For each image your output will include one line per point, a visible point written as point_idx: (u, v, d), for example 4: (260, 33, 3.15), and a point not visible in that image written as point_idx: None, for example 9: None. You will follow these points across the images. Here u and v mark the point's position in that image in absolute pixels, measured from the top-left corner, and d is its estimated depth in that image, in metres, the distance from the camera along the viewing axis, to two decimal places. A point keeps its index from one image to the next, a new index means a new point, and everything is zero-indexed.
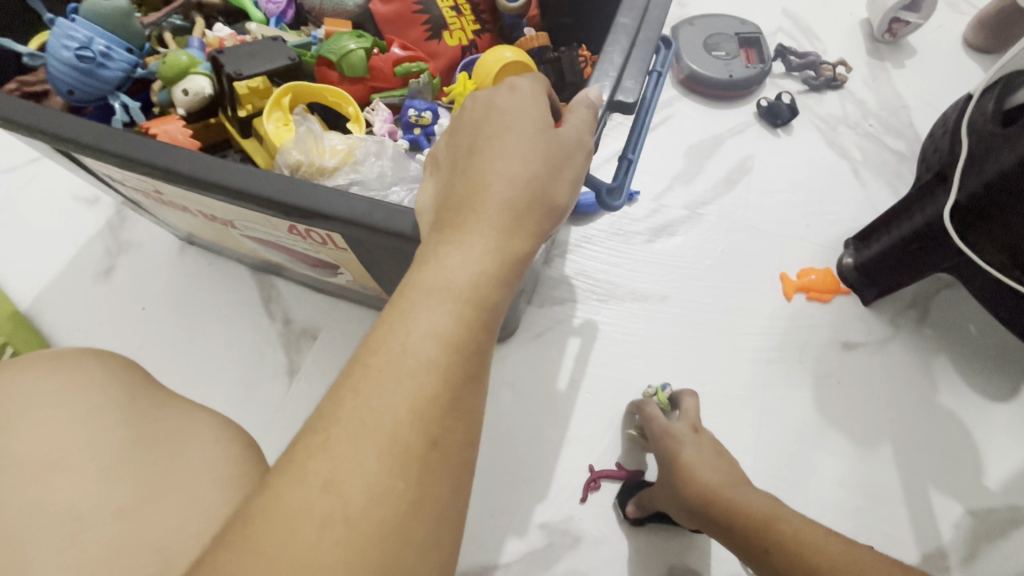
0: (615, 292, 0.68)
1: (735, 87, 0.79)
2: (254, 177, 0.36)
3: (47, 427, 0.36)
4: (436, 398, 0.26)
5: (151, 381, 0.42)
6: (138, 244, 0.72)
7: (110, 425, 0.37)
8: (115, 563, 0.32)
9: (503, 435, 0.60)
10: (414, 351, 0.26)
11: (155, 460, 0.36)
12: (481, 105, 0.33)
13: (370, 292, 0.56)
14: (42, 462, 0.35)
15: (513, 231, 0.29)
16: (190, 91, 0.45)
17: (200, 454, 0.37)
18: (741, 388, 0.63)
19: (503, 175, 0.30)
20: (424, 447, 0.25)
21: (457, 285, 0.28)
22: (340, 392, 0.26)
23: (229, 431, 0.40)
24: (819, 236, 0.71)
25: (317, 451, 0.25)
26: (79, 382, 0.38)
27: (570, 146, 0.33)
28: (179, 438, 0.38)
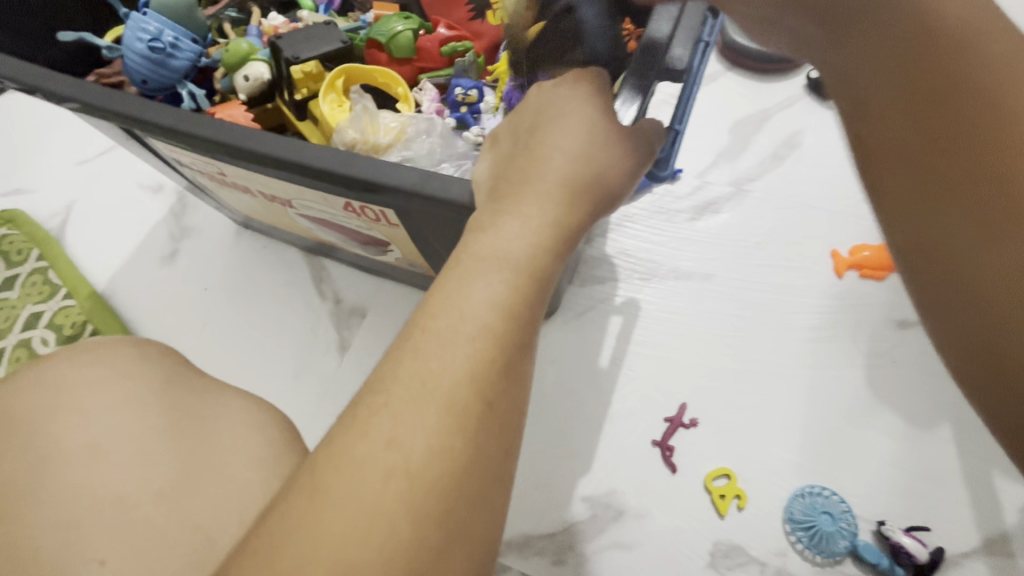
0: (658, 270, 0.67)
1: (784, 59, 0.76)
2: (312, 153, 0.37)
3: (91, 416, 0.38)
4: (493, 362, 0.27)
5: (187, 368, 0.44)
6: (199, 228, 0.76)
7: (147, 413, 0.38)
8: (159, 543, 0.34)
9: (546, 410, 0.61)
10: (471, 317, 0.27)
11: (193, 442, 0.38)
12: (543, 84, 0.34)
13: (418, 269, 0.58)
14: (83, 448, 0.37)
15: (570, 206, 0.30)
16: (251, 76, 0.48)
17: (235, 439, 0.39)
18: (788, 366, 0.61)
19: (561, 152, 0.31)
20: (480, 408, 0.26)
21: (515, 252, 0.28)
22: (401, 351, 0.27)
23: (262, 411, 0.42)
24: (873, 212, 0.69)
25: (380, 405, 0.26)
26: (120, 373, 0.40)
27: (626, 128, 0.33)
28: (215, 423, 0.40)
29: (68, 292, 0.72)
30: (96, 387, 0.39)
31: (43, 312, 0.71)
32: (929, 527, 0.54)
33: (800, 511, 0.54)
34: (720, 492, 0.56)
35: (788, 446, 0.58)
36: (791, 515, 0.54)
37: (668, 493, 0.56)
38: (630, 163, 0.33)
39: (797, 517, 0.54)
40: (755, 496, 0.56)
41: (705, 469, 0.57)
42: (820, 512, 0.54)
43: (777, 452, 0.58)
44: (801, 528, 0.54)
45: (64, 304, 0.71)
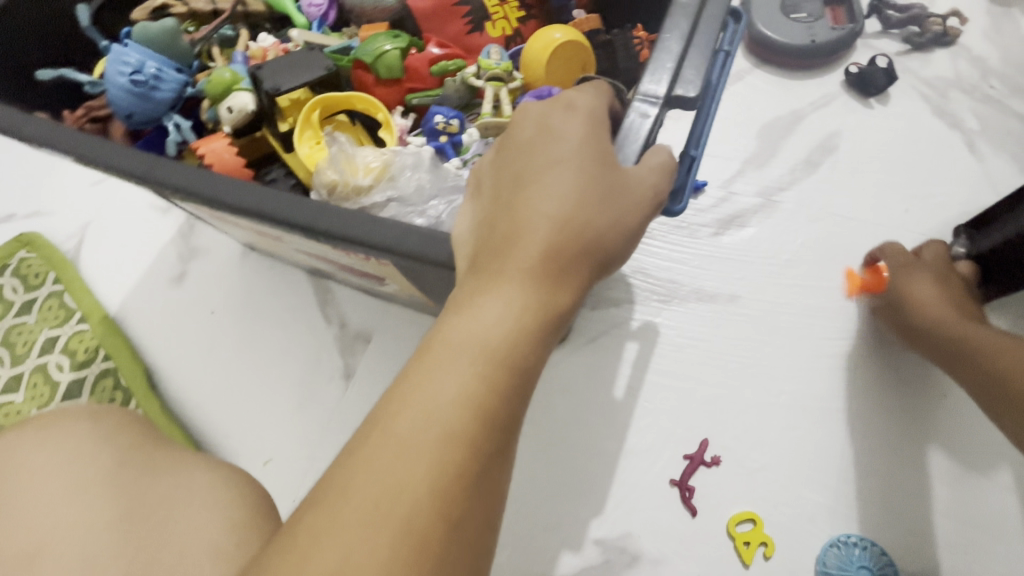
0: (678, 292, 0.62)
1: (820, 53, 0.69)
2: (284, 205, 0.35)
3: (51, 505, 0.41)
4: (461, 468, 0.24)
5: (143, 450, 0.45)
6: (206, 249, 0.75)
7: (107, 500, 0.41)
8: None
9: (556, 444, 0.57)
10: (437, 416, 0.24)
11: (145, 534, 0.40)
12: (531, 125, 0.30)
13: (418, 300, 0.55)
14: (42, 541, 0.40)
15: (554, 282, 0.27)
16: (234, 108, 0.45)
17: (193, 519, 0.40)
18: (822, 398, 0.56)
19: (546, 216, 0.27)
20: (446, 521, 0.23)
21: (491, 338, 0.26)
22: (361, 450, 0.25)
23: (220, 490, 0.43)
24: (921, 225, 0.62)
25: (333, 515, 0.23)
26: (73, 462, 0.43)
27: (625, 180, 0.29)
28: (173, 505, 0.41)
29: (82, 317, 0.72)
30: (56, 478, 0.42)
31: (58, 336, 0.71)
32: None
33: (835, 564, 0.50)
34: (744, 539, 0.52)
35: (821, 488, 0.53)
36: (823, 567, 0.50)
37: (688, 539, 0.52)
38: (632, 225, 0.29)
39: (831, 569, 0.50)
40: (783, 544, 0.51)
41: (728, 512, 0.53)
42: (857, 566, 0.49)
43: (809, 495, 0.53)
44: None
45: (77, 328, 0.71)
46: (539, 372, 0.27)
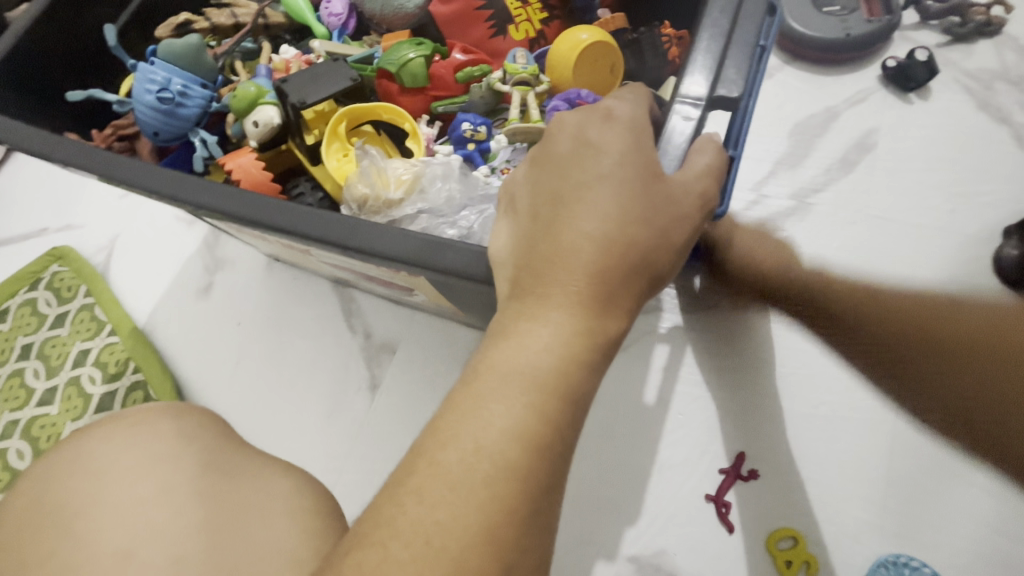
0: (711, 298, 0.60)
1: (856, 47, 0.66)
2: (316, 224, 0.34)
3: (127, 513, 0.39)
4: (509, 504, 0.23)
5: (220, 455, 0.43)
6: (232, 260, 0.76)
7: (188, 510, 0.39)
8: None
9: (587, 456, 0.56)
10: (486, 448, 0.23)
11: (226, 545, 0.37)
12: (571, 136, 0.28)
13: (446, 311, 0.54)
14: (121, 550, 0.37)
15: (602, 304, 0.25)
16: (260, 122, 0.44)
17: (269, 536, 0.38)
18: (865, 408, 0.54)
19: (592, 237, 0.25)
20: (493, 560, 0.22)
21: (537, 364, 0.25)
22: (403, 484, 0.24)
23: (296, 500, 0.41)
24: (967, 226, 0.59)
25: (377, 551, 0.23)
26: (149, 467, 0.40)
27: (674, 196, 0.27)
28: (250, 520, 0.39)
29: (113, 329, 0.73)
30: (132, 483, 0.40)
31: (91, 349, 0.72)
32: None
33: None
34: (786, 557, 0.50)
35: (864, 502, 0.51)
36: None
37: (725, 556, 0.51)
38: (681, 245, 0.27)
39: None
40: (827, 562, 0.49)
41: (768, 529, 0.51)
42: None
43: (853, 511, 0.51)
44: None
45: (108, 341, 0.72)
46: (588, 400, 0.26)
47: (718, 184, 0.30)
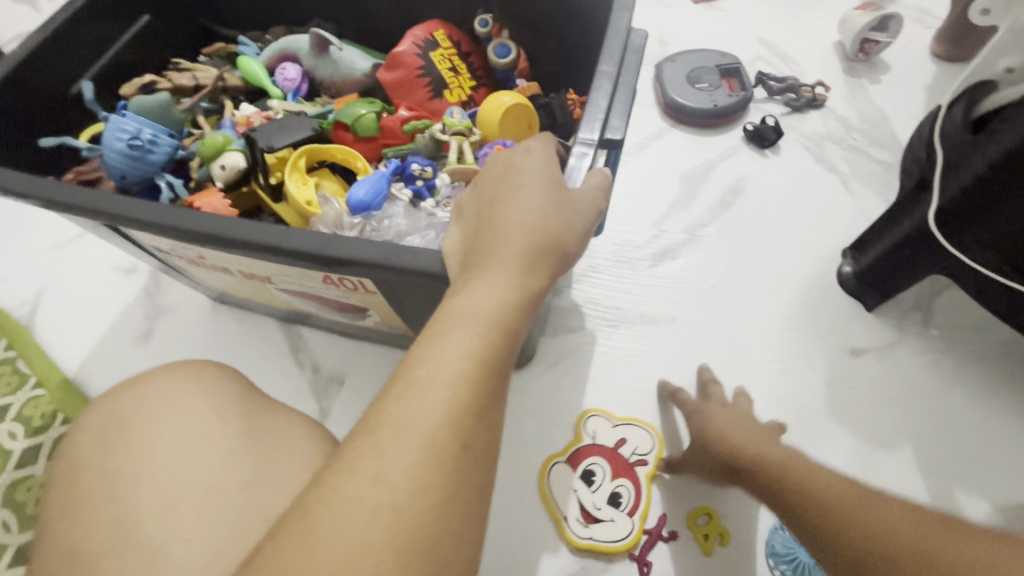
0: (625, 316, 0.70)
1: (722, 114, 0.83)
2: (291, 236, 0.40)
3: (180, 419, 0.44)
4: (470, 407, 0.29)
5: (254, 390, 0.49)
6: (174, 306, 0.77)
7: (228, 419, 0.45)
8: (234, 526, 0.40)
9: (528, 461, 0.62)
10: (450, 364, 0.30)
11: (264, 450, 0.44)
12: (501, 164, 0.37)
13: (396, 330, 0.59)
14: (178, 447, 0.43)
15: (531, 269, 0.33)
16: (227, 165, 0.50)
17: (292, 442, 0.46)
18: (756, 399, 0.64)
19: (519, 226, 0.34)
20: (457, 444, 0.29)
21: (485, 306, 0.32)
22: (385, 400, 0.30)
23: (313, 430, 0.47)
24: (817, 248, 0.73)
25: (370, 443, 0.28)
26: (201, 386, 0.47)
27: (578, 199, 0.36)
28: (276, 432, 0.46)
29: (39, 381, 0.71)
30: (186, 396, 0.46)
31: (12, 403, 0.70)
32: None
33: (781, 544, 0.56)
34: (705, 532, 0.57)
35: None
36: (773, 549, 0.56)
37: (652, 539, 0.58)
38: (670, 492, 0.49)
39: (779, 550, 0.56)
40: (737, 533, 0.57)
41: (686, 509, 0.59)
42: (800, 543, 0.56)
43: None
44: (783, 561, 0.55)
45: (33, 393, 0.70)
46: (522, 337, 0.33)
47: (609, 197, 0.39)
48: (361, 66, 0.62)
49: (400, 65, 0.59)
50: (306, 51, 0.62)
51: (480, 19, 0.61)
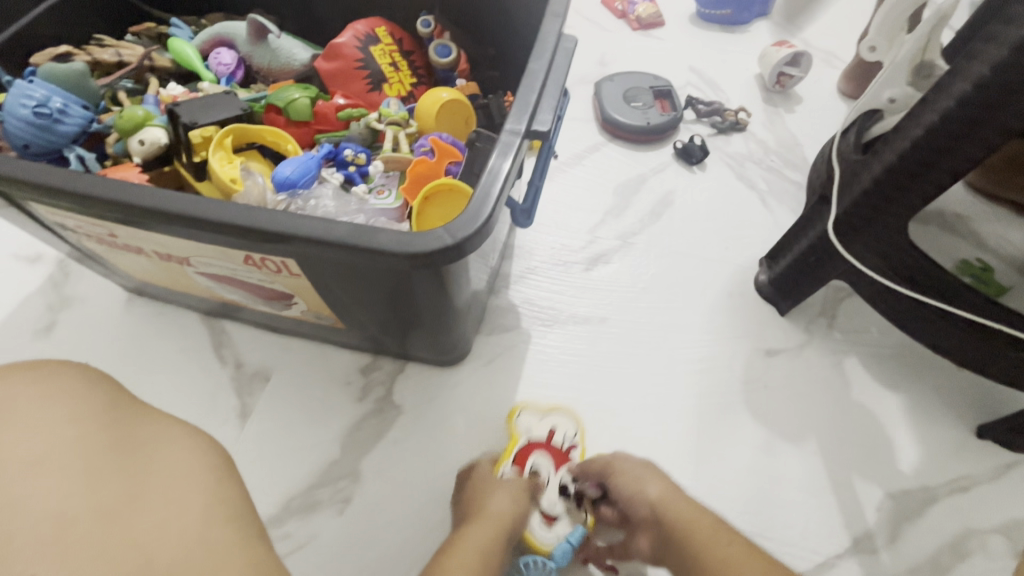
0: (559, 317, 0.72)
1: (655, 131, 0.87)
2: (213, 206, 0.40)
3: (26, 428, 0.36)
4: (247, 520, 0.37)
5: (127, 401, 0.44)
6: (83, 297, 0.71)
7: (83, 434, 0.37)
8: (92, 560, 0.31)
9: (458, 457, 0.62)
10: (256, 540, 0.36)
11: (137, 462, 0.37)
12: None
13: (325, 321, 0.58)
14: (22, 461, 0.34)
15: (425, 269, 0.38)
16: (145, 141, 0.48)
17: (182, 461, 0.40)
18: (678, 396, 0.67)
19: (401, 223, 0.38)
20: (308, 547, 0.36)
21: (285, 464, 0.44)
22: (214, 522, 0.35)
23: (206, 441, 0.43)
24: (737, 257, 0.79)
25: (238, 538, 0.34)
26: (61, 393, 0.40)
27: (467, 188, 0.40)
28: (154, 449, 0.40)
29: None
30: (38, 403, 0.38)
31: None
32: (807, 533, 0.60)
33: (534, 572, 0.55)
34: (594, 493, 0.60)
35: (680, 470, 0.62)
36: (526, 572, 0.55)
37: None
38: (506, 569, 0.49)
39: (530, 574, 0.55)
40: None
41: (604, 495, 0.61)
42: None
43: (674, 479, 0.62)
44: None
45: None
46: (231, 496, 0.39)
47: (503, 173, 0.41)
48: (301, 57, 0.62)
49: (340, 56, 0.59)
50: (242, 37, 0.61)
51: (423, 19, 0.62)
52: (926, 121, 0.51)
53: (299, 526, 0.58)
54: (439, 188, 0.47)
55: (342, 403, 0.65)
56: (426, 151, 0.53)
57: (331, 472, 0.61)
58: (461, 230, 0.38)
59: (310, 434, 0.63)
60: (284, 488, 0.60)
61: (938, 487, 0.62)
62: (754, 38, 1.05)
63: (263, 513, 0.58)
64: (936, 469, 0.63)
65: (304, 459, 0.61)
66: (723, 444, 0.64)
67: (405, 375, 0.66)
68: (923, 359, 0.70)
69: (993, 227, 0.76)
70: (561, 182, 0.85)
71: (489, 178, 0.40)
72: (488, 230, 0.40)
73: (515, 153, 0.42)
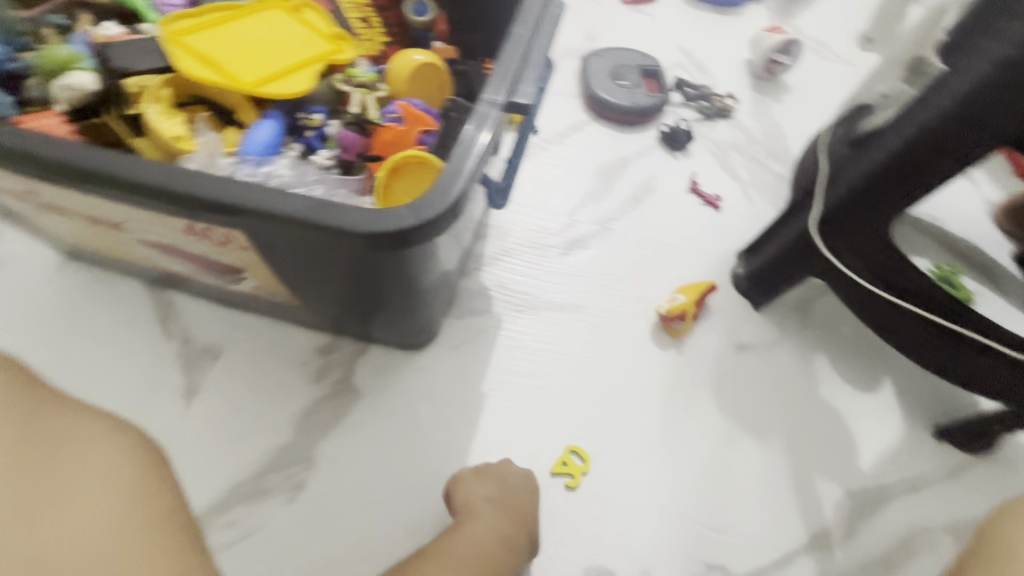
0: (532, 302, 0.69)
1: (640, 113, 0.84)
2: (148, 168, 0.36)
3: None
4: None
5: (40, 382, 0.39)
6: (8, 258, 0.65)
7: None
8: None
9: (420, 444, 0.60)
10: None
11: (45, 463, 0.34)
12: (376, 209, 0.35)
13: (278, 298, 0.54)
14: None
15: (505, 511, 0.53)
16: (72, 86, 0.41)
17: (98, 462, 0.35)
18: (648, 388, 0.66)
19: (516, 476, 0.57)
20: None
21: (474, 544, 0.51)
22: None
23: (131, 435, 0.38)
24: (716, 249, 0.77)
25: None
26: None
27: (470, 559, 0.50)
28: (73, 445, 0.35)
29: None
30: None
31: None
32: (767, 529, 0.60)
33: None
34: (564, 459, 0.61)
35: (645, 464, 0.61)
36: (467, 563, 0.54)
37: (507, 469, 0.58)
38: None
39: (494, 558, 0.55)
40: (620, 517, 0.58)
41: (563, 480, 0.60)
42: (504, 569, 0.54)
43: (639, 473, 0.61)
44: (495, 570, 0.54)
45: None
46: None
47: (475, 155, 0.37)
48: None
49: None
50: None
51: None
52: (921, 120, 0.49)
53: (245, 514, 0.55)
54: (406, 160, 0.43)
55: (296, 385, 0.61)
56: (394, 117, 0.48)
57: (284, 457, 0.57)
58: (429, 209, 0.35)
59: (261, 417, 0.59)
60: (231, 473, 0.56)
61: (895, 486, 0.63)
62: (745, 22, 1.01)
63: (207, 499, 0.55)
64: (895, 467, 0.64)
65: (253, 443, 0.58)
66: (690, 439, 0.63)
67: (366, 357, 0.63)
68: (888, 358, 0.71)
69: (963, 233, 0.77)
70: (541, 160, 0.81)
71: (462, 155, 0.37)
72: (461, 208, 0.36)
73: (492, 129, 0.38)
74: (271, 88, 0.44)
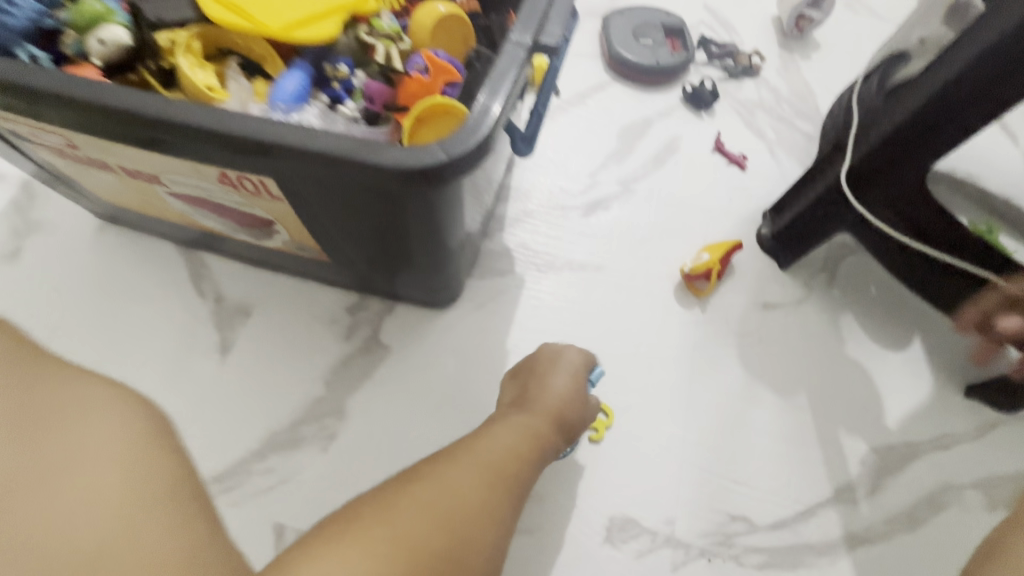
0: (554, 262, 0.69)
1: (663, 72, 0.82)
2: (182, 110, 0.36)
3: None
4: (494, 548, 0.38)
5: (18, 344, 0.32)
6: (49, 223, 0.67)
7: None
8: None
9: (446, 399, 0.61)
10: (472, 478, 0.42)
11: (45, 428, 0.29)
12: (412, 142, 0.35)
13: (308, 254, 0.55)
14: None
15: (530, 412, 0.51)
16: (106, 40, 0.43)
17: (101, 429, 0.29)
18: (671, 346, 0.66)
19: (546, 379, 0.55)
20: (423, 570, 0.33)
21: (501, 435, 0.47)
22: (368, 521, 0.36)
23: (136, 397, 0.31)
24: (741, 209, 0.76)
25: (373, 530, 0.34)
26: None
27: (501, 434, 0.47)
28: (71, 409, 0.30)
29: None
30: None
31: None
32: (792, 483, 0.60)
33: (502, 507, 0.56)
34: None
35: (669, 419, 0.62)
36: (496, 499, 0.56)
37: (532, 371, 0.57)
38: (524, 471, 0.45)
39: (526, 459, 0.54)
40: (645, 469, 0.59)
41: (589, 434, 0.60)
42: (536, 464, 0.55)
43: (663, 428, 0.61)
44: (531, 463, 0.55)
45: None
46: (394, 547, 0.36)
47: (503, 91, 0.37)
48: None
49: None
50: None
51: None
52: (960, 62, 0.47)
53: (281, 462, 0.57)
54: (432, 107, 0.43)
55: (326, 342, 0.62)
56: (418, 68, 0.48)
57: (317, 409, 0.59)
58: (458, 145, 0.35)
59: (292, 373, 0.61)
60: (267, 425, 0.58)
61: (923, 442, 0.63)
62: None
63: (246, 449, 0.57)
64: (923, 424, 0.64)
65: (286, 396, 0.60)
66: (715, 396, 0.64)
67: (392, 315, 0.64)
68: (918, 317, 0.69)
69: (1001, 189, 0.74)
70: (562, 122, 0.80)
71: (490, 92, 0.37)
72: (491, 148, 0.37)
73: (518, 69, 0.38)
74: (301, 34, 0.44)
